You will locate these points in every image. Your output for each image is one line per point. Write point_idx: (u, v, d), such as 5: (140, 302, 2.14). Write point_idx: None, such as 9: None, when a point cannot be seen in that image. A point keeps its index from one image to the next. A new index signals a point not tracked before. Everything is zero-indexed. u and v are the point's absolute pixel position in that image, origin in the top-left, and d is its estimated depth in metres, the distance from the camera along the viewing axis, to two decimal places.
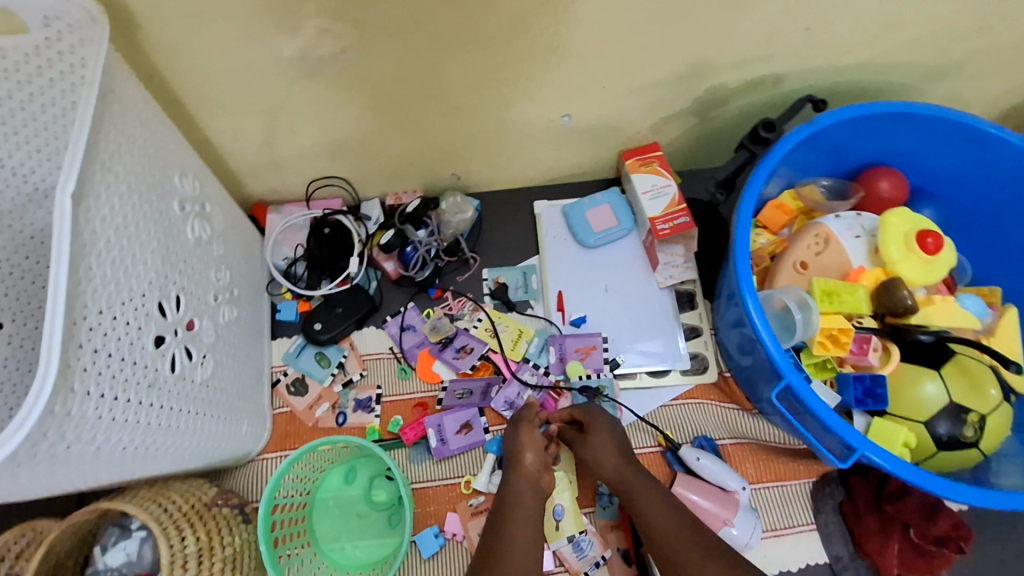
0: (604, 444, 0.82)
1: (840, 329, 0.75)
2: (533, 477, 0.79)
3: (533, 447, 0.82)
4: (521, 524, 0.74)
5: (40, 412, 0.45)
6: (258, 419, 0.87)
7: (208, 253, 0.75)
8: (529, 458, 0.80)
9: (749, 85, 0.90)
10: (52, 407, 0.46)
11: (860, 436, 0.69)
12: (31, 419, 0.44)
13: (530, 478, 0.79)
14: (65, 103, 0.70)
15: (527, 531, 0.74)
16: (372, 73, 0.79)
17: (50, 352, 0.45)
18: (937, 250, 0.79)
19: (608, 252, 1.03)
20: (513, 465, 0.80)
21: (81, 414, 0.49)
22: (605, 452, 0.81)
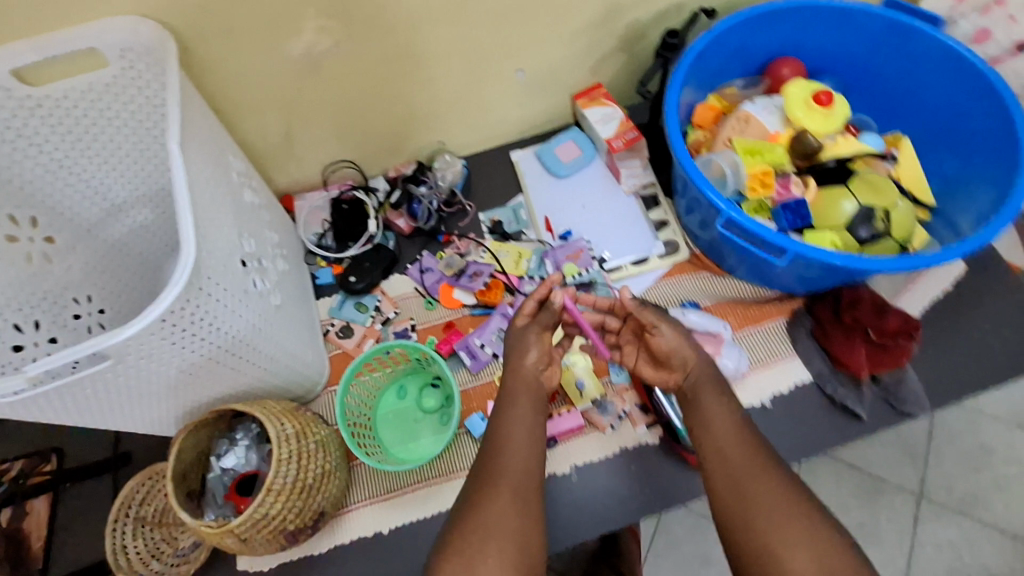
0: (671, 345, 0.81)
1: (764, 172, 0.93)
2: (529, 376, 0.84)
3: (537, 348, 0.86)
4: (520, 421, 0.79)
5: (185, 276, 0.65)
6: (318, 354, 1.05)
7: (263, 217, 0.96)
8: (530, 357, 0.85)
9: (661, 16, 1.11)
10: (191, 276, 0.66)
11: (791, 239, 0.85)
12: (181, 282, 0.64)
13: (527, 376, 0.84)
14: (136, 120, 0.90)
15: (521, 426, 0.78)
16: (359, 59, 0.99)
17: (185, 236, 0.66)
18: (830, 103, 0.98)
19: (579, 178, 1.22)
20: (512, 365, 0.85)
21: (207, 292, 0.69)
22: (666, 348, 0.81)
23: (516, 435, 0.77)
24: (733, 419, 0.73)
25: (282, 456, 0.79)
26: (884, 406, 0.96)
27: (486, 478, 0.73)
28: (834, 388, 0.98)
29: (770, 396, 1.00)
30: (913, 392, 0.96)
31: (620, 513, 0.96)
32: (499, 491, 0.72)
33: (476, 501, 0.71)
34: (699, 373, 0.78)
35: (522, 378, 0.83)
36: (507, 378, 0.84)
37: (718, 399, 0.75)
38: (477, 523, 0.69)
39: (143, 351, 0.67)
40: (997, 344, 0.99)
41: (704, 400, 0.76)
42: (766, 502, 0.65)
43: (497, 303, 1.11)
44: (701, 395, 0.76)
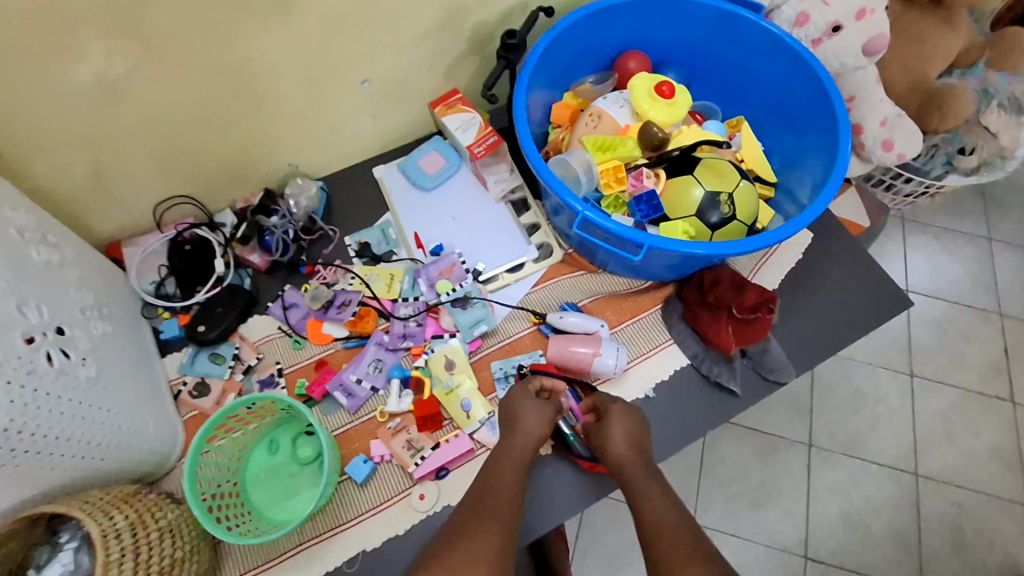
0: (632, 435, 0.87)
1: (616, 166, 0.94)
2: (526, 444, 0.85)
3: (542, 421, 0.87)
4: (512, 477, 0.82)
5: None
6: (167, 421, 0.92)
7: (66, 275, 0.81)
8: (532, 425, 0.87)
9: (504, 16, 1.08)
10: None
11: (646, 234, 0.85)
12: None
13: (529, 442, 0.86)
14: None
15: (514, 482, 0.81)
16: (169, 83, 0.87)
17: None
18: (673, 94, 1.01)
19: (447, 189, 1.17)
20: (514, 424, 0.87)
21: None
22: (624, 442, 0.86)
23: (507, 488, 0.80)
24: (664, 495, 0.80)
25: (110, 559, 0.67)
26: (755, 378, 1.00)
27: (477, 519, 0.75)
28: (710, 368, 1.00)
29: (653, 386, 1.00)
30: (777, 360, 0.99)
31: (550, 514, 0.92)
32: (489, 531, 0.73)
33: (465, 537, 0.72)
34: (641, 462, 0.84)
35: (527, 438, 0.85)
36: (513, 434, 0.86)
37: (653, 479, 0.82)
38: (465, 558, 0.70)
39: None
40: (847, 305, 1.06)
41: (648, 482, 0.81)
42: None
43: (371, 331, 1.03)
44: (640, 474, 0.82)
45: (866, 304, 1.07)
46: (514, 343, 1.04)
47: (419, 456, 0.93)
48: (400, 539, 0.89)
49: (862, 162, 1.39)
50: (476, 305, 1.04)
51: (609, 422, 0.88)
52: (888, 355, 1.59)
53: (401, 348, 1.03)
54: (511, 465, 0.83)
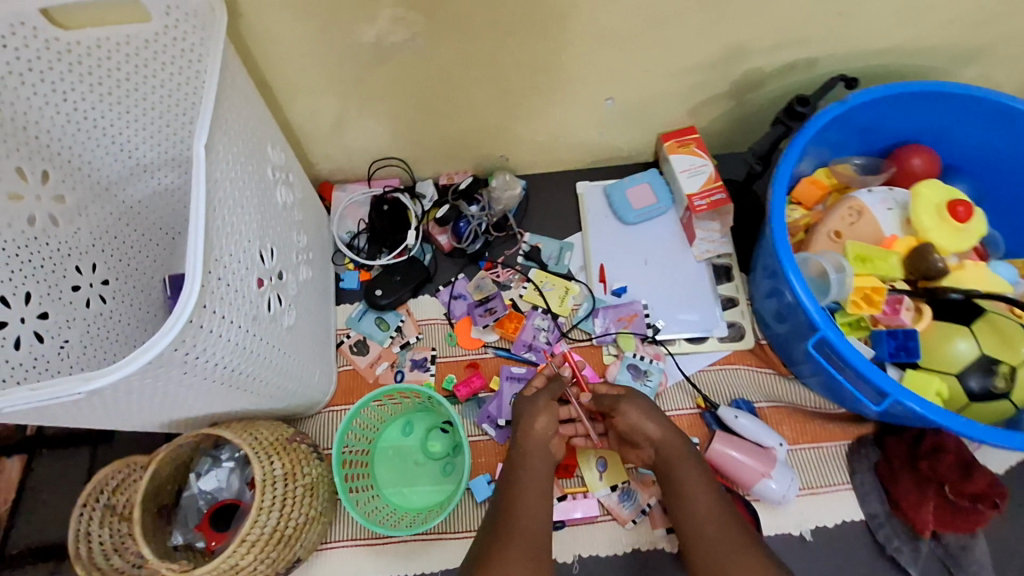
0: (643, 411, 0.82)
1: (874, 287, 0.79)
2: (541, 440, 0.83)
3: (546, 413, 0.84)
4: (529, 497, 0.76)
5: (186, 318, 0.54)
6: (326, 370, 0.95)
7: (292, 217, 0.85)
8: (540, 423, 0.83)
9: (785, 69, 0.96)
10: (192, 317, 0.55)
11: (894, 383, 0.73)
12: (178, 325, 0.53)
13: (537, 442, 0.83)
14: (177, 94, 0.83)
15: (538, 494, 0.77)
16: (435, 58, 0.87)
17: (194, 268, 0.54)
18: (968, 218, 0.83)
19: (647, 228, 1.09)
20: (523, 430, 0.83)
21: (208, 330, 0.58)
22: (636, 416, 0.82)
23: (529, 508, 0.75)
24: (707, 488, 0.76)
25: (263, 505, 0.71)
26: (937, 569, 0.86)
27: (501, 536, 0.71)
28: (886, 536, 0.87)
29: (811, 528, 0.89)
30: (977, 562, 0.85)
31: None
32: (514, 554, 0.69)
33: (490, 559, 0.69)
34: (679, 450, 0.79)
35: (535, 444, 0.82)
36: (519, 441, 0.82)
37: (695, 472, 0.77)
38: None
39: (127, 390, 0.57)
40: None
41: (683, 471, 0.77)
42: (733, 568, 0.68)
43: (515, 340, 1.01)
44: (682, 470, 0.78)
45: None
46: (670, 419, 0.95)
47: None
48: None
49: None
50: (644, 384, 0.96)
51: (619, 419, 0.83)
52: None
53: (525, 357, 1.00)
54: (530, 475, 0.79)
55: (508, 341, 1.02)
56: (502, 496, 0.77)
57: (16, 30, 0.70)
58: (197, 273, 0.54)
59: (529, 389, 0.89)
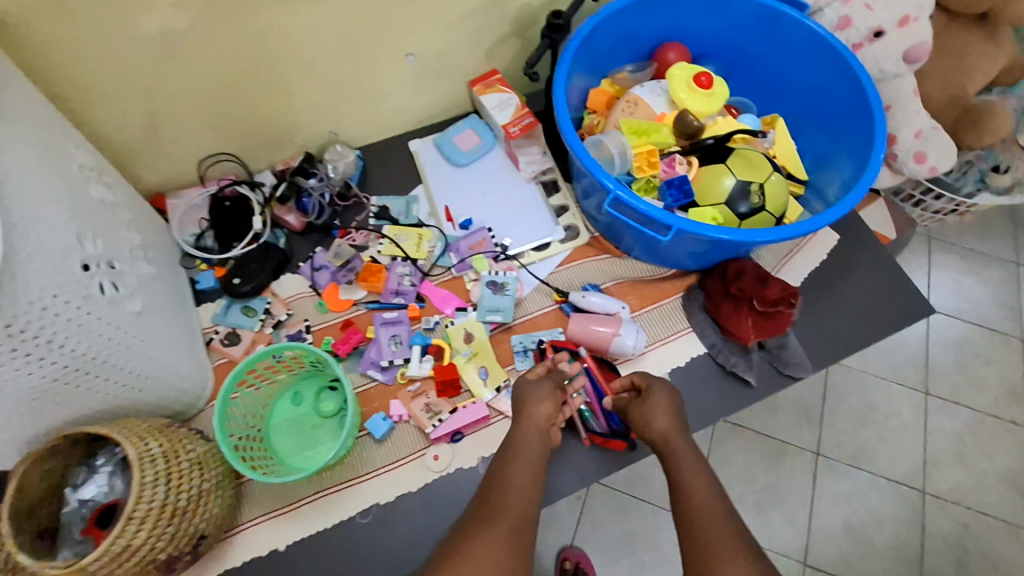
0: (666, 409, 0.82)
1: (650, 151, 0.96)
2: (541, 425, 0.81)
3: (547, 398, 0.83)
4: (520, 475, 0.75)
5: None
6: (199, 364, 0.96)
7: (118, 215, 0.85)
8: (544, 409, 0.82)
9: (550, 0, 1.11)
10: None
11: (675, 216, 0.87)
12: None
13: (538, 425, 0.81)
14: None
15: (528, 477, 0.74)
16: (226, 41, 0.91)
17: None
18: (711, 84, 1.02)
19: (479, 166, 1.20)
20: (524, 412, 0.82)
21: (23, 297, 0.60)
22: (660, 412, 0.81)
23: (518, 485, 0.73)
24: (705, 479, 0.72)
25: (143, 481, 0.72)
26: (770, 371, 1.03)
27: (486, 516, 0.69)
28: (726, 358, 1.02)
29: (668, 371, 1.03)
30: (795, 355, 1.02)
31: None
32: (496, 532, 0.67)
33: (466, 538, 0.67)
34: (674, 440, 0.78)
35: (534, 426, 0.81)
36: (517, 426, 0.81)
37: (693, 464, 0.75)
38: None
39: None
40: (861, 311, 1.10)
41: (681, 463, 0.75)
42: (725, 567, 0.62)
43: (382, 290, 1.07)
44: (682, 462, 0.75)
45: (878, 309, 1.10)
46: (535, 319, 1.06)
47: (436, 418, 0.97)
48: (412, 496, 0.94)
49: (890, 172, 1.40)
50: (506, 294, 1.05)
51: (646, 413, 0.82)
52: (904, 370, 1.51)
53: (395, 303, 1.07)
54: (520, 461, 0.76)
55: (376, 294, 1.07)
56: (492, 482, 0.75)
57: None
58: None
59: (530, 376, 0.88)
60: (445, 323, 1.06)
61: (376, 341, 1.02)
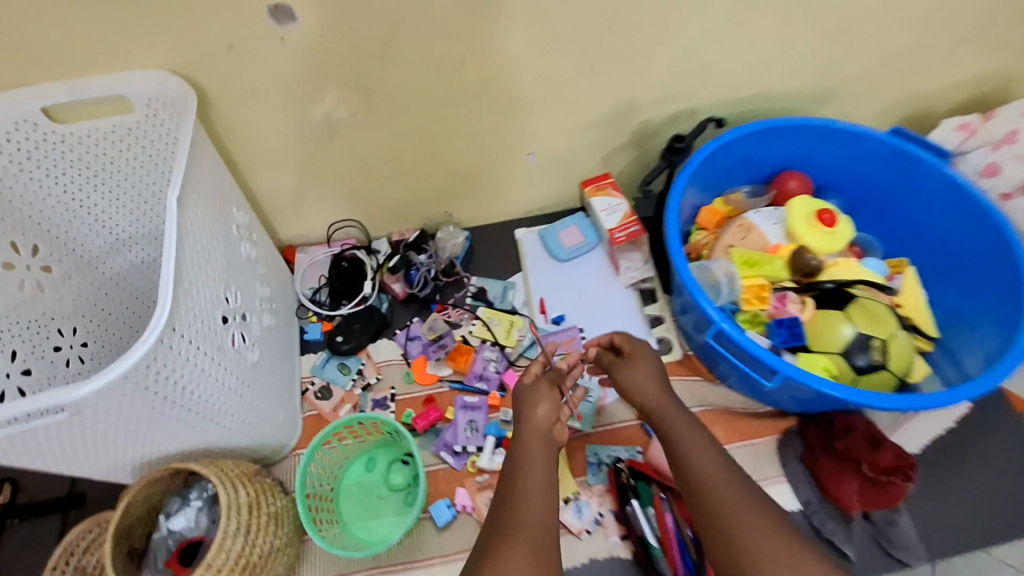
0: (652, 374, 0.84)
1: (760, 286, 0.93)
2: (543, 427, 0.80)
3: (545, 399, 0.82)
4: (534, 484, 0.73)
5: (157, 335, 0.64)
6: (291, 415, 1.02)
7: (256, 269, 0.96)
8: (540, 410, 0.81)
9: (672, 118, 1.14)
10: (162, 335, 0.64)
11: (783, 361, 0.84)
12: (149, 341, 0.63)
13: (539, 428, 0.80)
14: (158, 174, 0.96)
15: (538, 485, 0.73)
16: (375, 130, 1.02)
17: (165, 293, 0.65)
18: (834, 223, 0.99)
19: (580, 263, 1.22)
20: (524, 418, 0.81)
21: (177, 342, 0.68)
22: (648, 380, 0.83)
23: (531, 489, 0.73)
24: (711, 447, 0.74)
25: (227, 529, 0.76)
26: (874, 548, 0.91)
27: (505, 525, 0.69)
28: (821, 521, 0.93)
29: None
30: (906, 537, 0.91)
31: None
32: (518, 548, 0.66)
33: (494, 552, 0.67)
34: (671, 404, 0.80)
35: (536, 431, 0.79)
36: (518, 427, 0.79)
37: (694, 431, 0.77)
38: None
39: (104, 406, 0.65)
40: (994, 500, 0.95)
41: (683, 423, 0.77)
42: (754, 538, 0.65)
43: (466, 372, 1.10)
44: (678, 434, 0.76)
45: (1017, 500, 0.96)
46: (614, 432, 1.03)
47: None
48: None
49: None
50: (587, 401, 1.05)
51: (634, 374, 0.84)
52: None
53: (477, 387, 1.09)
54: (528, 467, 0.75)
55: (461, 375, 1.10)
56: (503, 489, 0.74)
57: (21, 125, 0.84)
58: (167, 293, 0.65)
59: (525, 379, 0.87)
60: None
61: (453, 423, 1.04)
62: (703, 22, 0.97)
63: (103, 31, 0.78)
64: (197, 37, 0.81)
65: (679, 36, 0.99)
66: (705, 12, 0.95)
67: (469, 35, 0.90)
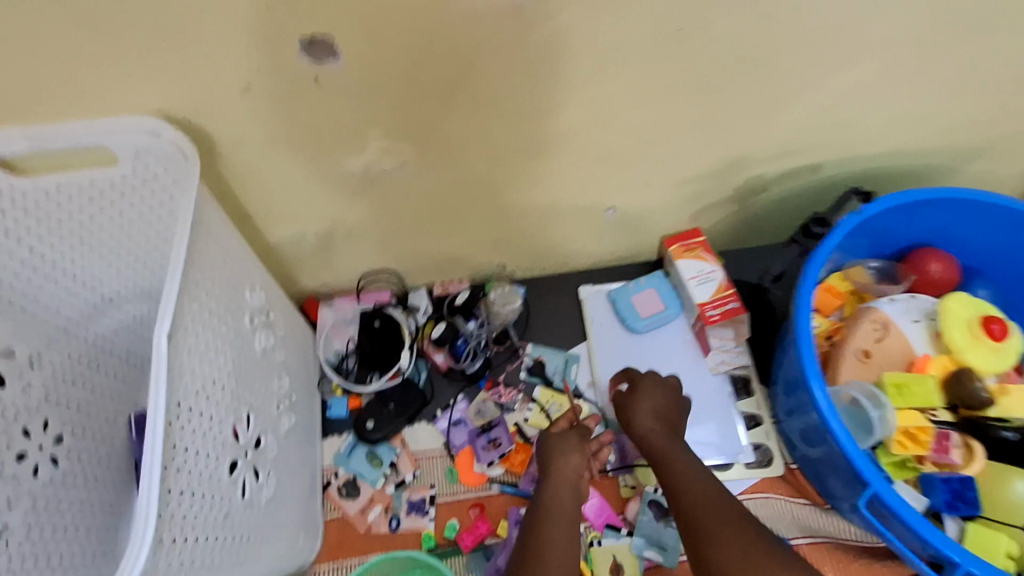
0: (653, 407, 0.84)
1: (919, 427, 0.72)
2: (573, 480, 0.79)
3: (570, 447, 0.81)
4: (555, 531, 0.74)
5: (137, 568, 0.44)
6: (310, 527, 0.85)
7: (271, 362, 0.76)
8: (573, 461, 0.80)
9: (790, 173, 0.92)
10: (146, 562, 0.45)
11: (958, 547, 0.65)
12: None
13: (568, 479, 0.79)
14: (152, 231, 0.75)
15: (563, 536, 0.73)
16: (425, 184, 0.81)
17: (147, 498, 0.46)
18: (1004, 336, 0.78)
19: (657, 337, 1.02)
20: (551, 468, 0.80)
21: (171, 539, 0.49)
22: (649, 415, 0.83)
23: (552, 535, 0.74)
24: (710, 483, 0.75)
25: None
26: None
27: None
28: None
29: None
30: None
31: None
32: None
33: None
34: (670, 438, 0.80)
35: (565, 481, 0.78)
36: (549, 481, 0.78)
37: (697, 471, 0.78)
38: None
39: None
40: None
41: (684, 461, 0.78)
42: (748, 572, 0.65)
43: (522, 475, 0.92)
44: (673, 466, 0.77)
45: None
46: None
47: None
48: None
49: None
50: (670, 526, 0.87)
51: (636, 406, 0.84)
52: None
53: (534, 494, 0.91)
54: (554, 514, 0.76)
55: (514, 476, 0.93)
56: (525, 534, 0.75)
57: None
58: (154, 484, 0.46)
59: (556, 428, 0.86)
60: (589, 538, 0.87)
61: (506, 542, 0.87)
62: (864, 68, 0.74)
63: (75, 66, 0.57)
64: (200, 74, 0.59)
65: (827, 85, 0.76)
66: (872, 57, 0.72)
67: (562, 79, 0.68)
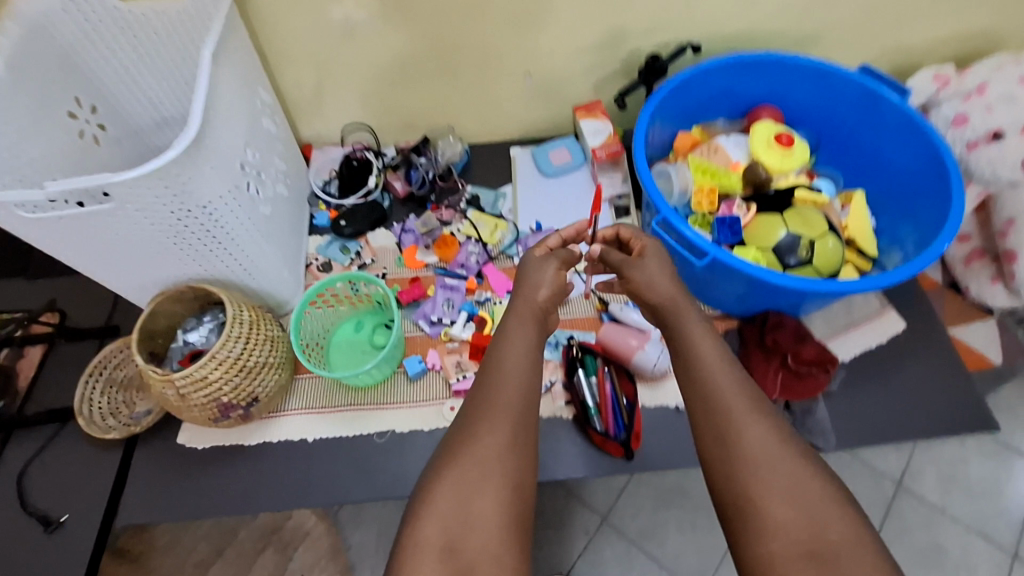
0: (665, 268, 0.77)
1: (711, 189, 1.09)
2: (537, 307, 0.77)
3: (548, 283, 0.78)
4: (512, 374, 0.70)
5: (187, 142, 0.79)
6: (295, 278, 1.18)
7: (275, 143, 1.11)
8: (544, 293, 0.77)
9: (660, 47, 1.24)
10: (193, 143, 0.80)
11: (712, 244, 0.94)
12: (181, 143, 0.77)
13: (535, 309, 0.76)
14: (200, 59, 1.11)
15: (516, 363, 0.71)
16: (387, 37, 1.16)
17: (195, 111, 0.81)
18: (790, 144, 1.11)
19: (565, 180, 1.34)
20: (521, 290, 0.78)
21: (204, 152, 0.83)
22: (662, 277, 0.76)
23: (511, 384, 0.69)
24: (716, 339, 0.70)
25: (229, 334, 0.93)
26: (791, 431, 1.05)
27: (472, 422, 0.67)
28: None
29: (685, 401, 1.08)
30: (819, 424, 1.05)
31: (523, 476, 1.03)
32: (496, 429, 0.66)
33: (465, 440, 0.66)
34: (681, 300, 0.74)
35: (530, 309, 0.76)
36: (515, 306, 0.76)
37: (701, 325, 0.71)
38: (457, 478, 0.63)
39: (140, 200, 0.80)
40: (904, 408, 1.08)
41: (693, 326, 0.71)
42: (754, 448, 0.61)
43: (450, 260, 1.25)
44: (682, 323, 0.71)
45: (926, 409, 1.07)
46: (573, 320, 1.17)
47: (461, 373, 1.10)
48: (422, 432, 1.07)
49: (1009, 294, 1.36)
50: None
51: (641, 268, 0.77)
52: None
53: (459, 274, 1.23)
54: (518, 340, 0.72)
55: (445, 263, 1.25)
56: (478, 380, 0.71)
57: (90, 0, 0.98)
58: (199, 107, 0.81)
59: (536, 253, 0.84)
60: (494, 301, 1.19)
61: (433, 300, 1.19)
62: None
63: None
64: None
65: None
66: None
67: None
